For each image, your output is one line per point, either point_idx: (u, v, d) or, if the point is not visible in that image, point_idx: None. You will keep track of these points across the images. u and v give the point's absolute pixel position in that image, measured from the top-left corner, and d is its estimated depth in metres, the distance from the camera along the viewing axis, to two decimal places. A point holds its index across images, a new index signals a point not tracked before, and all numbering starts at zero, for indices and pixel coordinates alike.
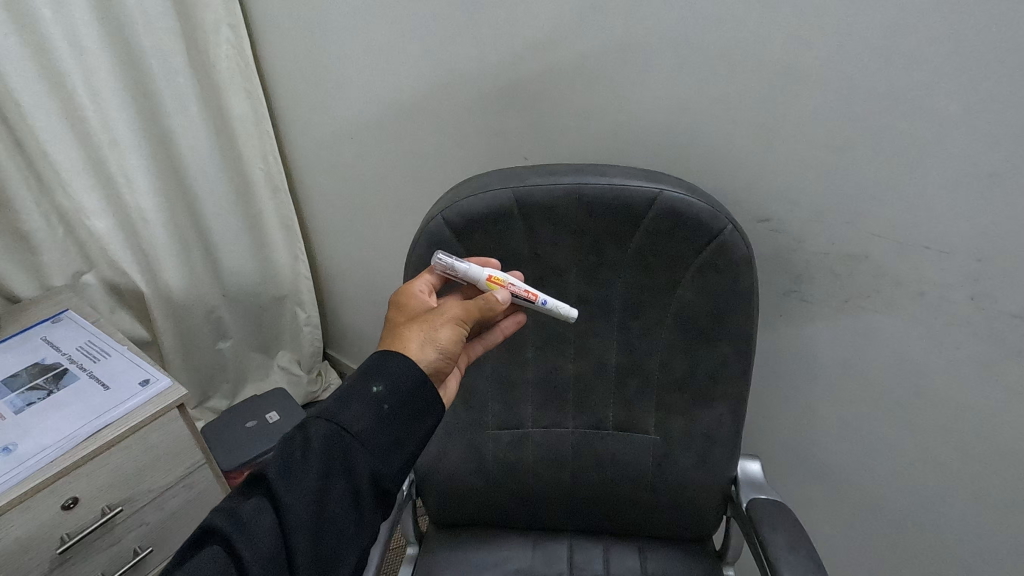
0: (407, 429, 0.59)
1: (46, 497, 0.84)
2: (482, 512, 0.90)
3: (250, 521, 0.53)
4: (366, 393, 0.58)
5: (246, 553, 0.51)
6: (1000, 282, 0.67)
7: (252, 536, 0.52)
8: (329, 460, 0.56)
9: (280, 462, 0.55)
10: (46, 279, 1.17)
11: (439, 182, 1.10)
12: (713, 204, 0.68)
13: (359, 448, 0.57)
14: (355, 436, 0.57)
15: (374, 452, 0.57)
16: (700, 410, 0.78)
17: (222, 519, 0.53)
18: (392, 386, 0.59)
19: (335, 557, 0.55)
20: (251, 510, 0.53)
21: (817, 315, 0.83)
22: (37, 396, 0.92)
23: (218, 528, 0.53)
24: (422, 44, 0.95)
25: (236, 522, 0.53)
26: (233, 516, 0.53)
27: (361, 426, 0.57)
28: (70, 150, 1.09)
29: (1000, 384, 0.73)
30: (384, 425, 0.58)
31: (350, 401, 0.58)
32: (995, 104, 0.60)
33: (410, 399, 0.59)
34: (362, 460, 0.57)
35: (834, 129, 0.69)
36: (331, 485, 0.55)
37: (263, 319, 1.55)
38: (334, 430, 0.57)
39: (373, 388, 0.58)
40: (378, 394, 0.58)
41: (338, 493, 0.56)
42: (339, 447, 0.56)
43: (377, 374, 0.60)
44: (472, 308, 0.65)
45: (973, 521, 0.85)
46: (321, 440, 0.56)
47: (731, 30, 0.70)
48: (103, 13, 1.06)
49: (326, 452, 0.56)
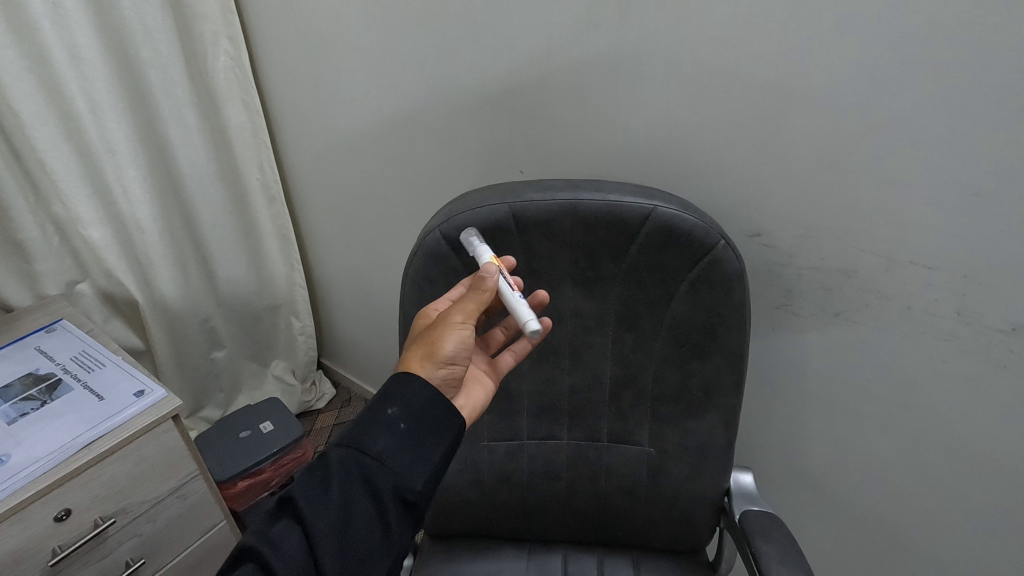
0: (427, 445, 0.58)
1: (40, 508, 0.81)
2: (476, 525, 0.88)
3: (280, 540, 0.53)
4: (382, 414, 0.58)
5: (278, 567, 0.51)
6: (986, 297, 0.67)
7: (284, 553, 0.52)
8: (351, 479, 0.55)
9: (304, 486, 0.55)
10: (39, 288, 1.14)
11: (433, 194, 1.09)
12: (706, 219, 0.67)
13: (380, 465, 0.56)
14: (374, 454, 0.56)
15: (396, 469, 0.56)
16: (691, 424, 0.76)
17: (253, 540, 0.53)
18: (407, 406, 0.59)
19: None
20: (280, 530, 0.53)
21: (807, 329, 0.82)
22: (31, 407, 0.89)
23: (250, 548, 0.53)
24: (418, 59, 0.95)
25: (267, 543, 0.53)
26: (264, 536, 0.54)
27: (380, 445, 0.56)
28: (66, 159, 1.07)
29: (990, 400, 0.72)
30: (404, 443, 0.57)
31: (367, 423, 0.58)
32: (977, 124, 0.60)
33: (426, 416, 0.59)
34: (384, 478, 0.55)
35: (825, 145, 0.69)
36: (356, 503, 0.54)
37: (257, 330, 1.53)
38: (353, 451, 0.56)
39: (388, 408, 0.58)
40: (395, 413, 0.58)
41: (363, 511, 0.54)
42: (359, 468, 0.56)
43: (391, 395, 0.60)
44: (466, 311, 0.64)
45: (967, 536, 0.83)
46: (340, 462, 0.56)
47: (724, 49, 0.70)
48: (102, 23, 1.05)
49: (348, 471, 0.55)
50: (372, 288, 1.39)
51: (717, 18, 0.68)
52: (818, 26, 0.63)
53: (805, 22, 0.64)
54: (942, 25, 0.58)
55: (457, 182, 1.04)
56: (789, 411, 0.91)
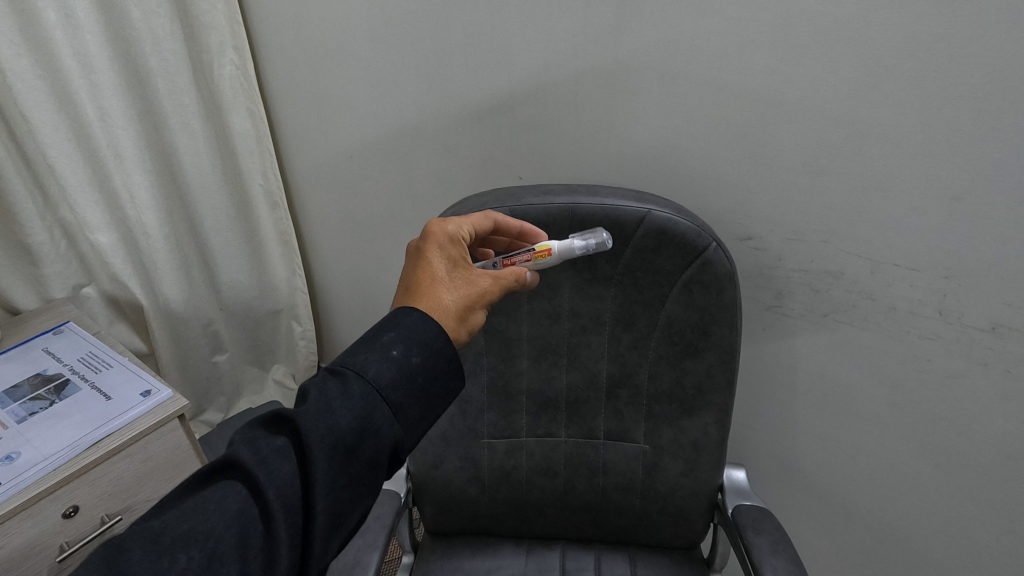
0: (432, 404, 0.58)
1: (47, 505, 0.83)
2: (475, 522, 0.89)
3: (275, 465, 0.51)
4: (404, 360, 0.56)
5: (270, 495, 0.49)
6: (966, 298, 0.70)
7: (278, 484, 0.50)
8: (363, 422, 0.53)
9: (315, 412, 0.52)
10: (46, 292, 1.17)
11: (433, 200, 1.12)
12: (697, 223, 0.70)
13: (390, 416, 0.55)
14: (390, 404, 0.54)
15: (401, 423, 0.56)
16: (685, 421, 0.79)
17: (246, 457, 0.51)
18: (429, 358, 0.57)
19: (346, 519, 0.54)
20: (277, 453, 0.51)
21: (797, 329, 0.85)
22: (39, 406, 0.91)
23: (241, 463, 0.51)
24: (421, 71, 0.98)
25: (261, 465, 0.50)
26: (257, 455, 0.51)
27: (396, 396, 0.55)
28: (75, 165, 1.10)
29: (972, 396, 0.75)
30: (416, 397, 0.56)
31: (388, 365, 0.55)
32: (952, 135, 0.63)
33: (440, 375, 0.58)
34: (392, 427, 0.55)
35: (811, 154, 0.72)
36: (358, 450, 0.53)
37: (259, 333, 1.54)
38: (371, 392, 0.54)
39: (412, 356, 0.56)
40: (417, 364, 0.56)
41: (364, 457, 0.53)
42: (374, 411, 0.54)
43: (417, 342, 0.57)
44: (503, 287, 0.65)
45: (953, 531, 0.85)
46: (359, 398, 0.53)
47: (716, 62, 0.73)
48: (112, 34, 1.08)
49: (362, 412, 0.53)
50: (372, 293, 1.40)
51: (707, 33, 0.72)
52: (802, 41, 0.67)
53: (790, 37, 0.67)
54: (918, 41, 0.61)
55: (457, 189, 1.07)
56: (781, 411, 0.93)
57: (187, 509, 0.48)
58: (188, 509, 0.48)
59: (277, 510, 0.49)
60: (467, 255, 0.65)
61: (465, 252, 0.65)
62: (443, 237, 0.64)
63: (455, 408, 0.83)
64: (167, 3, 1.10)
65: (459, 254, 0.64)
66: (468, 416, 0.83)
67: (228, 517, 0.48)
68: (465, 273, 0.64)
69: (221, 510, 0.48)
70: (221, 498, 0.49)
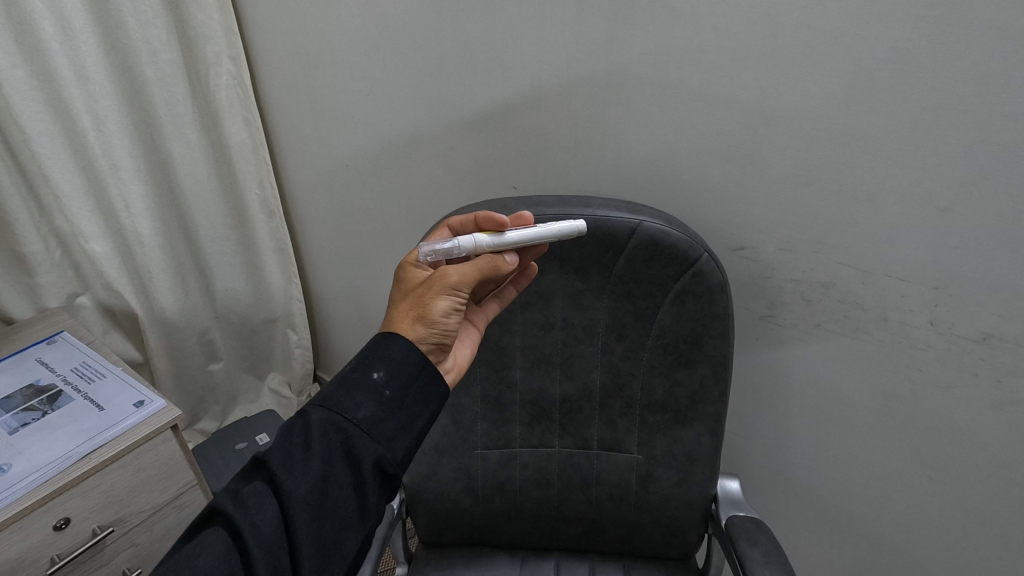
0: (410, 415, 0.58)
1: (39, 517, 0.82)
2: (471, 533, 0.89)
3: (252, 504, 0.52)
4: (367, 378, 0.57)
5: (247, 533, 0.50)
6: (957, 309, 0.70)
7: (255, 522, 0.51)
8: (330, 447, 0.55)
9: (281, 449, 0.54)
10: (40, 301, 1.16)
11: (428, 210, 1.12)
12: (689, 234, 0.70)
13: (362, 434, 0.55)
14: (357, 422, 0.55)
15: (377, 438, 0.56)
16: (679, 432, 0.79)
17: (224, 501, 0.53)
18: (395, 370, 0.58)
19: (339, 548, 0.54)
20: (252, 492, 0.53)
21: (790, 339, 0.85)
22: (32, 417, 0.91)
23: (221, 509, 0.53)
24: (415, 82, 0.99)
25: (239, 506, 0.52)
26: (235, 498, 0.53)
27: (364, 413, 0.56)
28: (70, 175, 1.09)
29: (965, 406, 0.75)
30: (387, 411, 0.57)
31: (352, 388, 0.57)
32: (941, 148, 0.64)
33: (414, 383, 0.59)
34: (365, 445, 0.55)
35: (801, 166, 0.73)
36: (332, 475, 0.54)
37: (254, 342, 1.54)
38: (335, 417, 0.56)
39: (373, 373, 0.58)
40: (379, 379, 0.57)
41: (342, 482, 0.55)
42: (340, 433, 0.55)
43: (379, 359, 0.58)
44: (477, 272, 0.61)
45: (947, 540, 0.85)
46: (318, 424, 0.55)
47: (708, 74, 0.73)
48: (108, 44, 1.08)
49: (326, 437, 0.55)
50: (368, 301, 1.40)
51: (699, 46, 0.72)
52: (792, 54, 0.67)
53: (780, 49, 0.68)
54: (907, 54, 0.62)
55: (452, 199, 1.07)
56: (774, 421, 0.94)
57: (179, 560, 0.49)
58: (176, 560, 0.49)
59: (256, 548, 0.50)
60: (422, 268, 0.67)
61: (423, 266, 0.67)
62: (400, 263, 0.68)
63: (449, 419, 0.83)
64: (163, 14, 1.11)
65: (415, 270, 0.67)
66: (462, 427, 0.83)
67: (214, 560, 0.49)
68: (419, 281, 0.65)
69: (206, 554, 0.49)
70: (206, 545, 0.50)
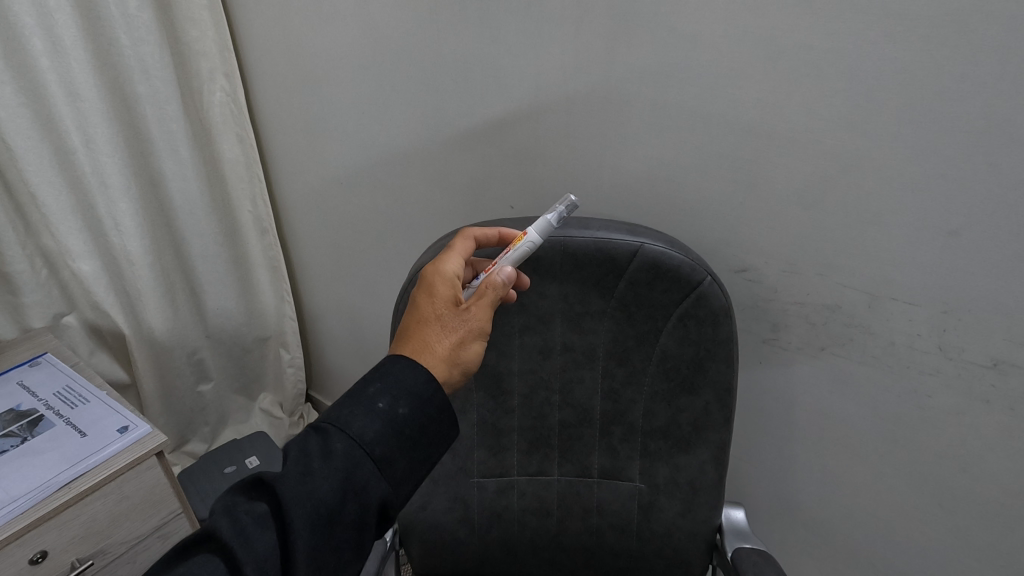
0: (423, 457, 0.57)
1: (14, 550, 0.79)
2: (466, 565, 0.86)
3: (253, 535, 0.50)
4: (391, 412, 0.55)
5: (246, 566, 0.48)
6: (966, 333, 0.69)
7: (255, 554, 0.49)
8: (346, 482, 0.52)
9: (295, 475, 0.52)
10: (24, 321, 1.13)
11: (424, 228, 1.10)
12: (691, 256, 0.68)
13: (376, 473, 0.54)
14: (375, 460, 0.54)
15: (388, 479, 0.55)
16: (681, 459, 0.76)
17: (224, 529, 0.50)
18: (417, 409, 0.56)
19: None
20: (254, 521, 0.50)
21: (795, 361, 0.83)
22: (10, 444, 0.87)
23: (218, 535, 0.50)
24: (412, 100, 0.98)
25: (237, 535, 0.49)
26: (234, 522, 0.50)
27: (381, 451, 0.54)
28: (58, 193, 1.07)
29: (976, 432, 0.73)
30: (404, 451, 0.55)
31: (373, 421, 0.54)
32: (947, 170, 0.63)
33: (431, 424, 0.57)
34: (378, 486, 0.54)
35: (804, 189, 0.71)
36: (341, 514, 0.52)
37: (246, 361, 1.51)
38: (355, 451, 0.53)
39: (399, 408, 0.56)
40: (404, 415, 0.56)
41: (348, 521, 0.52)
42: (356, 469, 0.53)
43: (403, 392, 0.56)
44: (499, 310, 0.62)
45: (958, 569, 0.82)
46: (339, 455, 0.53)
47: (708, 95, 0.72)
48: (101, 60, 1.07)
49: (344, 470, 0.52)
50: (362, 320, 1.37)
51: (698, 66, 0.71)
52: (795, 75, 0.66)
53: (781, 68, 0.67)
54: (911, 76, 0.61)
55: (448, 216, 1.05)
56: (780, 447, 0.91)
57: None
58: None
59: None
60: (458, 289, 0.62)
61: (446, 287, 0.62)
62: (437, 275, 0.63)
63: None
64: (157, 30, 1.10)
65: (449, 288, 0.62)
66: (458, 454, 0.80)
67: None
68: (450, 307, 0.61)
69: None
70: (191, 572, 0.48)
